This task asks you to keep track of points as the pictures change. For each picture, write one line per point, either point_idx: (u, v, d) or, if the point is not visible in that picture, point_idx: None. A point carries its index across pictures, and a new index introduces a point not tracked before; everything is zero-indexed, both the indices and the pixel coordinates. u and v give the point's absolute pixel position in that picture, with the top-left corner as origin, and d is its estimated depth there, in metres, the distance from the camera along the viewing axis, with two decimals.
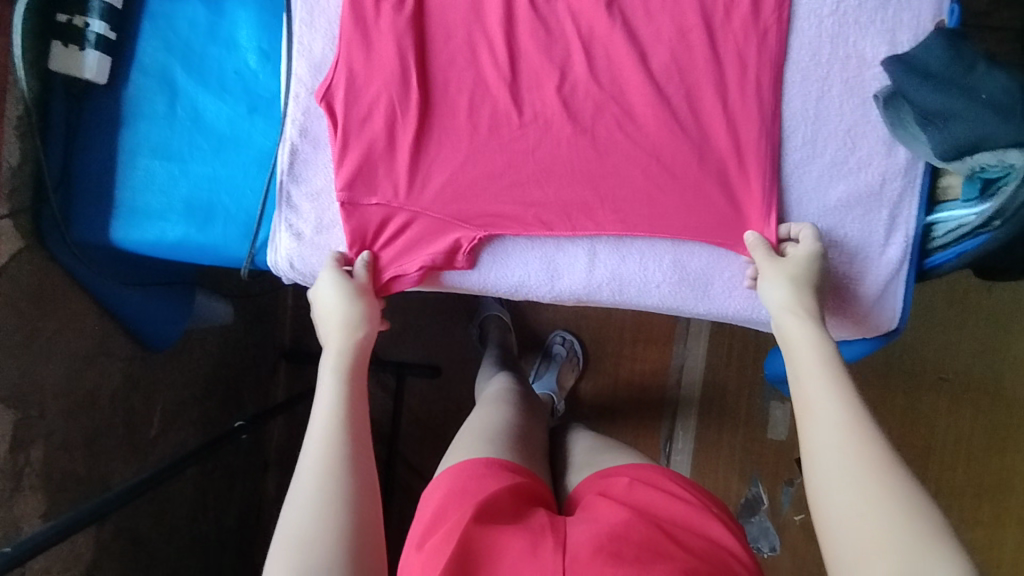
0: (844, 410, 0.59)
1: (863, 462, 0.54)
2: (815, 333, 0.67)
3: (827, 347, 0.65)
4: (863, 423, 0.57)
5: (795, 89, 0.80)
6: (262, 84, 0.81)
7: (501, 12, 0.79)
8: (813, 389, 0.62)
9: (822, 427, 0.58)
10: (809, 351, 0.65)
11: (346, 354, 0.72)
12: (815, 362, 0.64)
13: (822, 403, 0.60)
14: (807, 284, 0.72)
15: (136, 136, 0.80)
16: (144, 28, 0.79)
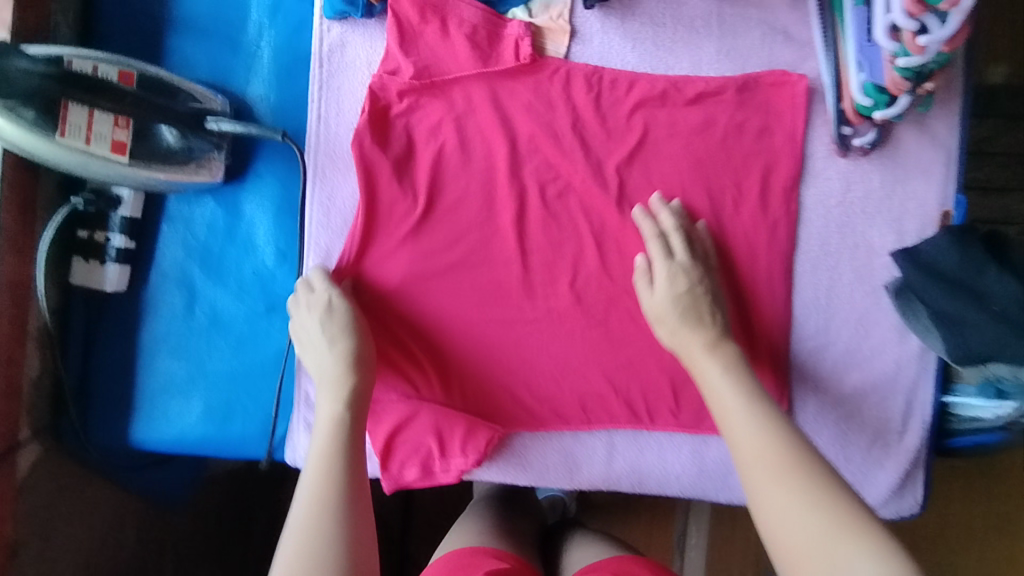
0: (757, 426, 0.60)
1: (789, 474, 0.55)
2: (700, 340, 0.70)
3: (724, 364, 0.67)
4: (780, 431, 0.59)
5: (806, 277, 0.80)
6: (279, 284, 0.81)
7: (511, 209, 0.80)
8: (728, 412, 0.63)
9: (742, 441, 0.60)
10: (718, 377, 0.66)
11: (341, 387, 0.68)
12: (723, 384, 0.65)
13: (734, 416, 0.63)
14: (688, 308, 0.71)
15: (156, 339, 0.81)
16: (163, 233, 0.80)
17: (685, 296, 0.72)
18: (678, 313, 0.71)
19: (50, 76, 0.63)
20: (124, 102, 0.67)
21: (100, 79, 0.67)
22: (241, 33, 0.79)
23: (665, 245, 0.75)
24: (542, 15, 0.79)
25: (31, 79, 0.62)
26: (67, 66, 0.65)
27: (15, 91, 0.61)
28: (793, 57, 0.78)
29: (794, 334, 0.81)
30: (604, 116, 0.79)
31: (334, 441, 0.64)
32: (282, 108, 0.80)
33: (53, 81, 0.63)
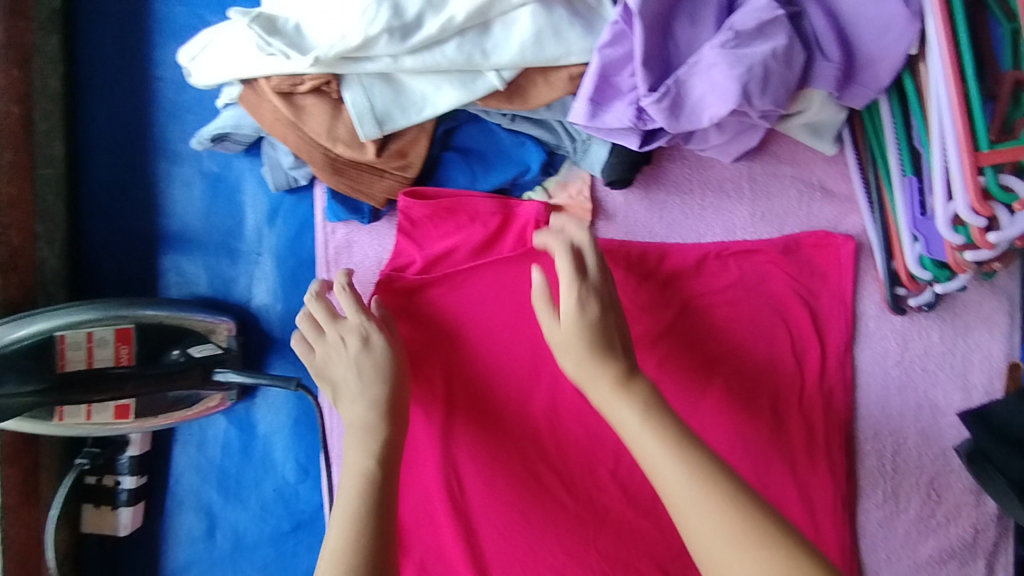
0: (641, 414, 0.55)
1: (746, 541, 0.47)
2: (607, 375, 0.59)
3: (642, 399, 0.56)
4: (713, 472, 0.51)
5: (867, 443, 0.75)
6: (303, 499, 0.75)
7: (543, 399, 0.75)
8: (651, 453, 0.53)
9: (671, 491, 0.51)
10: (634, 419, 0.55)
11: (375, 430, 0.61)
12: (645, 436, 0.54)
13: (662, 465, 0.52)
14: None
15: (178, 570, 0.75)
16: (176, 458, 0.75)
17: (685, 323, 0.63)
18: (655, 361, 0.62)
19: (44, 388, 0.60)
20: (123, 389, 0.63)
21: (98, 365, 0.63)
22: (240, 241, 0.74)
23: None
24: (560, 194, 0.74)
25: (23, 401, 0.59)
26: (63, 368, 0.61)
27: (5, 414, 0.59)
28: (834, 214, 0.74)
29: (864, 472, 0.75)
30: (636, 294, 0.75)
31: (367, 472, 0.57)
32: (291, 317, 0.74)
33: (48, 393, 0.60)
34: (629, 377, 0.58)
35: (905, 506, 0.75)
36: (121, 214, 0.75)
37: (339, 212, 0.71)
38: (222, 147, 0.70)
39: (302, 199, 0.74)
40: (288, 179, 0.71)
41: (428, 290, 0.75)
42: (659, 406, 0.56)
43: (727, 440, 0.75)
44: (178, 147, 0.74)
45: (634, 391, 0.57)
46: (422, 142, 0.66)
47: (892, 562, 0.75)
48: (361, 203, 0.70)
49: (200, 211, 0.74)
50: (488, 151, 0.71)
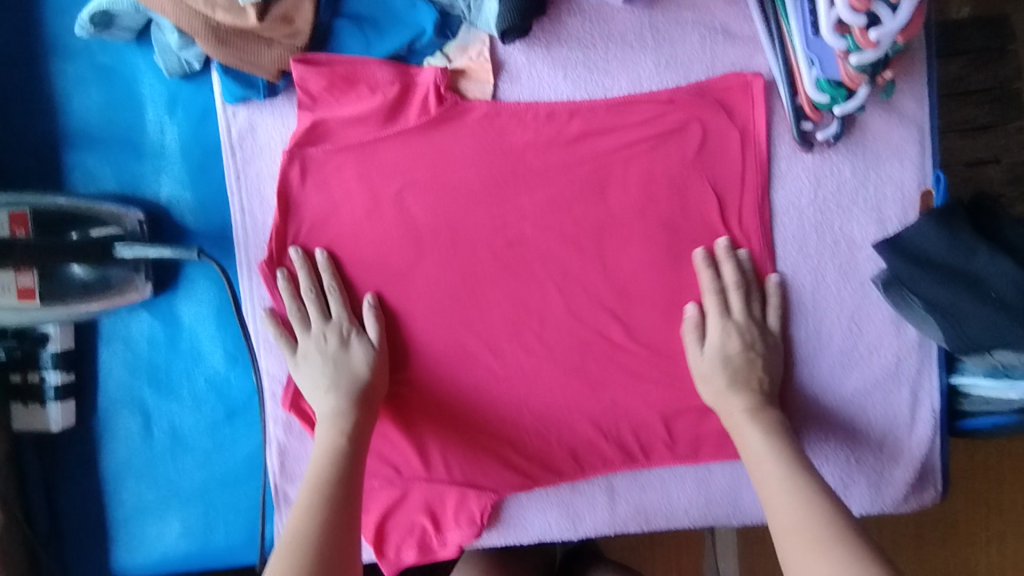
0: (799, 502, 0.61)
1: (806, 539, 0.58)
2: (740, 406, 0.71)
3: (765, 421, 0.69)
4: (810, 494, 0.61)
5: (789, 285, 0.76)
6: (235, 387, 0.77)
7: (463, 269, 0.75)
8: (767, 479, 0.64)
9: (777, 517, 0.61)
10: (759, 442, 0.68)
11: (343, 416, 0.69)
12: (761, 449, 0.67)
13: (777, 488, 0.63)
14: (734, 369, 0.71)
15: (118, 467, 0.77)
16: (103, 357, 0.76)
17: (738, 357, 0.72)
18: (724, 376, 0.71)
19: None
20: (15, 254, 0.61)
21: None
22: (142, 134, 0.74)
23: (722, 301, 0.73)
24: (460, 58, 0.73)
25: None
26: None
27: None
28: (739, 56, 0.73)
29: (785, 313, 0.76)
30: (546, 154, 0.74)
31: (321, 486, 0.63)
32: (203, 206, 0.75)
33: None
34: (759, 409, 0.70)
35: (828, 342, 0.76)
36: (15, 115, 0.74)
37: (234, 88, 0.70)
38: (110, 34, 0.70)
39: (200, 87, 0.74)
40: (180, 63, 0.71)
41: (337, 167, 0.74)
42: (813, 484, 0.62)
43: (647, 292, 0.76)
44: (68, 43, 0.73)
45: (761, 416, 0.70)
46: (307, 6, 0.67)
47: (818, 398, 0.77)
48: (255, 77, 0.70)
49: (99, 107, 0.74)
50: (380, 17, 0.71)
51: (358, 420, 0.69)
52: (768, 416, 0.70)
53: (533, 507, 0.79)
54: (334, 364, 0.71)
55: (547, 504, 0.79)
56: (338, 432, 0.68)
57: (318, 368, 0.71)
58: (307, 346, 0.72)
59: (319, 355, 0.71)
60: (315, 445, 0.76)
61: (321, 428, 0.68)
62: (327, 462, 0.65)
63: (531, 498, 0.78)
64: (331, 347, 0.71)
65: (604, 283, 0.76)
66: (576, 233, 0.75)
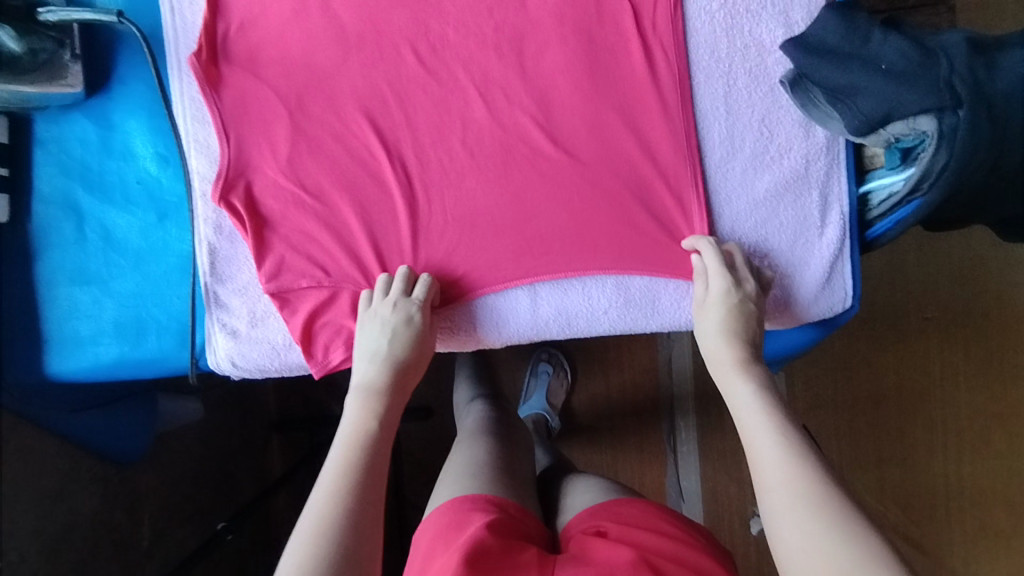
0: (784, 455, 0.59)
1: (813, 505, 0.54)
2: (729, 359, 0.70)
3: (755, 379, 0.67)
4: (803, 457, 0.58)
5: (702, 88, 0.79)
6: (168, 189, 0.78)
7: (387, 74, 0.77)
8: (754, 432, 0.62)
9: (769, 471, 0.58)
10: (749, 393, 0.66)
11: (383, 381, 0.70)
12: (751, 402, 0.65)
13: (766, 446, 0.60)
14: (732, 314, 0.72)
15: (52, 266, 0.78)
16: (37, 158, 0.77)
17: (729, 318, 0.72)
18: (722, 317, 0.72)
19: None
20: None
21: None
22: None
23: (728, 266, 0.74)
24: None
25: None
26: None
27: None
28: None
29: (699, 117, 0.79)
30: None
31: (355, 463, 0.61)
32: (135, 9, 0.77)
33: None
34: (751, 368, 0.68)
35: (740, 145, 0.79)
36: None
37: None
38: None
39: None
40: None
41: None
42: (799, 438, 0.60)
43: (568, 97, 0.78)
44: None
45: (751, 380, 0.67)
46: None
47: (730, 201, 0.79)
48: None
49: None
50: None
51: (390, 402, 0.69)
52: (759, 372, 0.68)
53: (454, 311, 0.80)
54: (388, 333, 0.72)
55: (470, 309, 0.80)
56: (370, 415, 0.67)
57: (375, 332, 0.73)
58: (377, 320, 0.73)
59: (376, 330, 0.73)
60: (244, 246, 0.77)
61: (354, 396, 0.69)
62: (363, 438, 0.64)
63: (453, 306, 0.79)
64: (398, 318, 0.72)
65: (526, 89, 0.78)
66: (496, 39, 0.78)
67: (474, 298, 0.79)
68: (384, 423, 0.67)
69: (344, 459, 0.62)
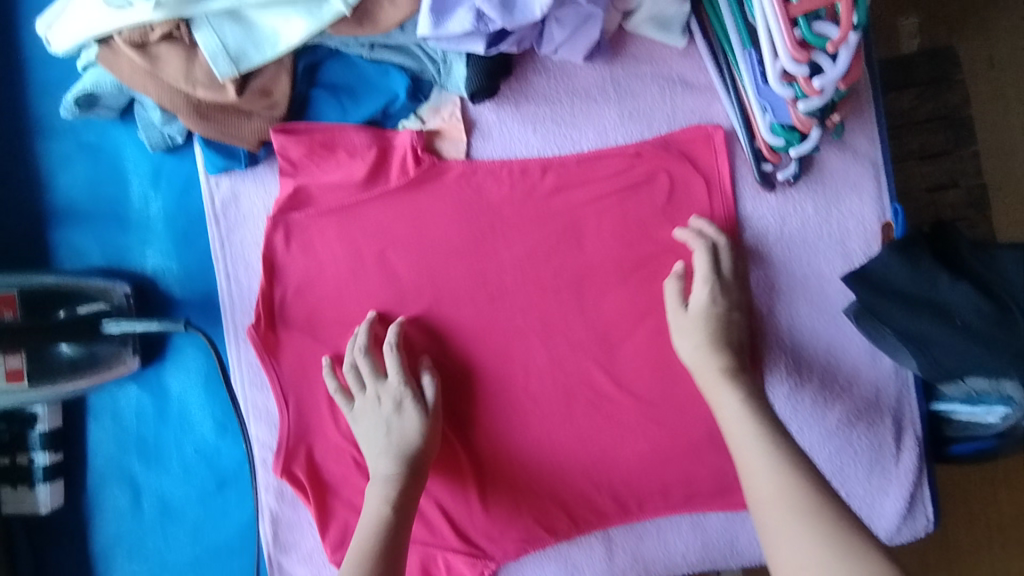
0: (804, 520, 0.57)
1: (789, 508, 0.58)
2: (714, 365, 0.70)
3: (759, 422, 0.65)
4: (795, 475, 0.60)
5: (761, 319, 0.78)
6: (226, 455, 0.76)
7: (447, 324, 0.76)
8: (745, 450, 0.64)
9: (759, 492, 0.61)
10: (753, 440, 0.64)
11: (394, 482, 0.68)
12: (755, 444, 0.63)
13: (757, 466, 0.62)
14: (716, 327, 0.71)
15: (108, 545, 0.75)
16: (91, 433, 0.75)
17: (709, 333, 0.71)
18: (734, 390, 0.68)
19: None
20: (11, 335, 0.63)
21: None
22: (127, 208, 0.75)
23: (711, 266, 0.72)
24: (434, 119, 0.75)
25: None
26: None
27: None
28: (698, 105, 0.77)
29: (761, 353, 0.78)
30: (522, 209, 0.76)
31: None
32: (188, 275, 0.76)
33: None
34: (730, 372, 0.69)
35: (807, 376, 0.78)
36: (8, 194, 0.75)
37: (215, 158, 0.72)
38: (94, 114, 0.72)
39: (184, 159, 0.75)
40: (163, 137, 0.73)
41: (320, 233, 0.75)
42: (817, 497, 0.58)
43: (633, 336, 0.76)
44: (56, 124, 0.75)
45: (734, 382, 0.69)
46: (283, 78, 0.69)
47: (802, 435, 0.78)
48: (236, 147, 0.72)
49: (85, 183, 0.75)
50: (355, 85, 0.73)
51: (410, 481, 0.68)
52: (745, 380, 0.69)
53: (531, 561, 0.78)
54: (391, 433, 0.70)
55: (547, 558, 0.78)
56: (386, 497, 0.67)
57: (373, 429, 0.71)
58: (358, 394, 0.72)
59: (369, 436, 0.71)
60: (309, 514, 0.75)
61: (374, 490, 0.68)
62: (377, 532, 0.65)
63: (527, 556, 0.77)
64: (389, 410, 0.71)
65: (588, 331, 0.76)
66: (555, 284, 0.76)
67: (550, 547, 0.77)
68: (400, 497, 0.67)
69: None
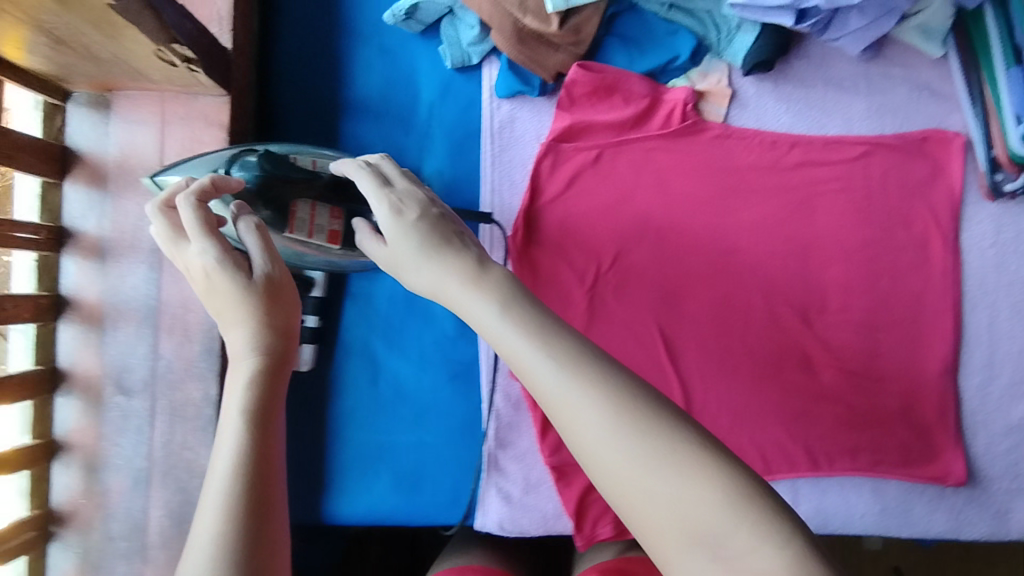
0: (629, 462, 0.41)
1: (683, 533, 0.39)
2: (480, 293, 0.54)
3: (587, 375, 0.44)
4: (636, 451, 0.41)
5: (971, 316, 0.83)
6: (460, 351, 0.82)
7: (680, 268, 0.82)
8: (583, 434, 0.42)
9: (651, 526, 0.40)
10: (593, 413, 0.43)
11: (256, 349, 0.58)
12: (597, 429, 0.42)
13: (596, 454, 0.42)
14: (420, 244, 0.59)
15: (345, 416, 0.81)
16: (347, 310, 0.81)
17: (442, 242, 0.59)
18: (518, 315, 0.51)
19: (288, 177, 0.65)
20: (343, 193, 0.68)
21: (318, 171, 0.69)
22: (414, 114, 0.82)
23: (377, 188, 0.63)
24: (702, 82, 0.82)
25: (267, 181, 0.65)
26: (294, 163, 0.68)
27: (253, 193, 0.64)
28: (938, 111, 0.84)
29: (964, 343, 0.83)
30: (767, 177, 0.83)
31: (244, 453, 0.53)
32: (455, 183, 0.82)
33: (290, 184, 0.66)
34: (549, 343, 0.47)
35: (998, 373, 0.83)
36: (310, 80, 0.81)
37: (511, 82, 0.79)
38: (407, 24, 0.79)
39: (471, 79, 0.82)
40: (463, 56, 0.80)
41: (582, 165, 0.81)
42: (641, 456, 0.41)
43: (847, 308, 0.83)
44: (367, 28, 0.81)
45: (584, 371, 0.45)
46: (596, 20, 0.76)
47: (986, 427, 0.83)
48: (533, 75, 0.78)
49: (381, 83, 0.81)
50: (643, 38, 0.80)
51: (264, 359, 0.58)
52: (492, 281, 0.55)
53: None
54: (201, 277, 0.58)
55: None
56: (246, 390, 0.56)
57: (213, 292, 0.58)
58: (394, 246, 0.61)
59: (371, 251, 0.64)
60: (530, 420, 0.81)
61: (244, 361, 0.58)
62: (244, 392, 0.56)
63: None
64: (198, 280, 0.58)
65: (805, 296, 0.83)
66: (784, 250, 0.83)
67: None
68: (256, 391, 0.57)
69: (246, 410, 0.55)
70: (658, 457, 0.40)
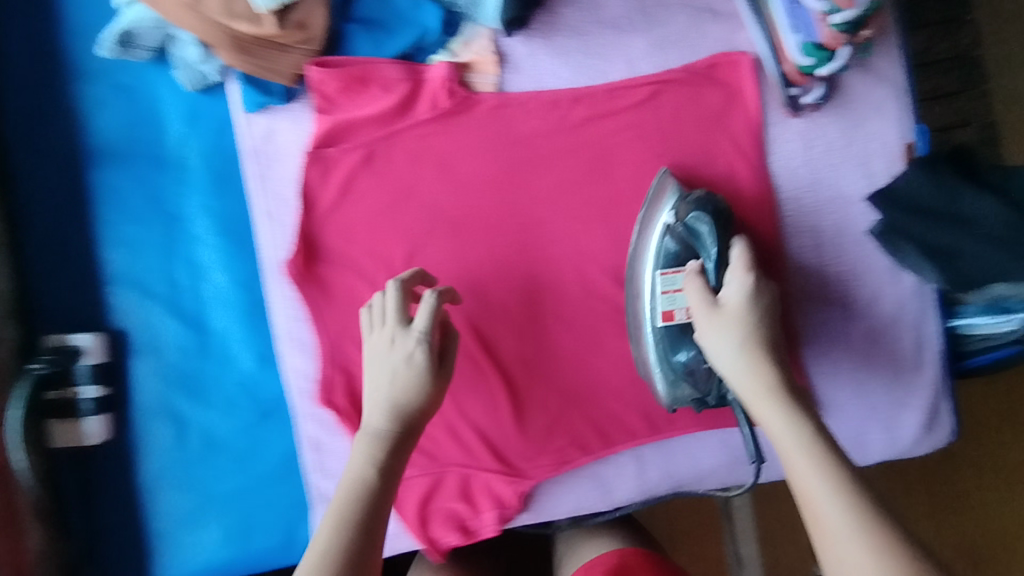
0: (836, 499, 0.53)
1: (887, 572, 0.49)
2: (762, 384, 0.61)
3: (792, 409, 0.59)
4: (845, 484, 0.54)
5: (794, 240, 0.80)
6: (266, 388, 0.80)
7: (480, 256, 0.79)
8: (806, 480, 0.55)
9: (842, 552, 0.51)
10: (782, 421, 0.59)
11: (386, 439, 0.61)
12: (785, 445, 0.57)
13: (813, 492, 0.54)
14: (761, 325, 0.64)
15: (155, 476, 0.80)
16: (136, 366, 0.79)
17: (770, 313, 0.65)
18: (739, 334, 0.63)
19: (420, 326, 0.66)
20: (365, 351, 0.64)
21: None
22: (164, 149, 0.77)
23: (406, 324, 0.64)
24: (465, 53, 0.76)
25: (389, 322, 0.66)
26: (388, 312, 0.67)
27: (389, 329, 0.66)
28: (725, 33, 0.78)
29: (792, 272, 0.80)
30: (554, 140, 0.78)
31: (342, 502, 0.58)
32: (224, 215, 0.78)
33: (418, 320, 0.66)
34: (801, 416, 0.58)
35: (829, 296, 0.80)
36: (44, 132, 0.76)
37: (254, 95, 0.73)
38: (130, 53, 0.73)
39: (219, 97, 0.77)
40: (200, 75, 0.74)
41: (354, 169, 0.76)
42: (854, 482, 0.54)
43: None
44: (92, 66, 0.76)
45: (813, 440, 0.57)
46: (319, 11, 0.71)
47: (825, 356, 0.80)
48: (272, 83, 0.73)
49: (122, 124, 0.76)
50: (388, 19, 0.75)
51: (392, 451, 0.61)
52: (739, 313, 0.64)
53: (568, 477, 0.82)
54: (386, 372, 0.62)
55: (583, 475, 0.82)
56: (371, 457, 0.60)
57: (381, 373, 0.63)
58: (693, 302, 0.67)
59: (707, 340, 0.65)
60: (349, 443, 0.78)
61: (357, 444, 0.61)
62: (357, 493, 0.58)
63: (561, 476, 0.81)
64: (398, 357, 0.63)
65: (614, 257, 0.80)
66: (585, 215, 0.79)
67: (586, 463, 0.81)
68: (387, 463, 0.60)
69: (354, 476, 0.59)
70: (900, 546, 0.50)
